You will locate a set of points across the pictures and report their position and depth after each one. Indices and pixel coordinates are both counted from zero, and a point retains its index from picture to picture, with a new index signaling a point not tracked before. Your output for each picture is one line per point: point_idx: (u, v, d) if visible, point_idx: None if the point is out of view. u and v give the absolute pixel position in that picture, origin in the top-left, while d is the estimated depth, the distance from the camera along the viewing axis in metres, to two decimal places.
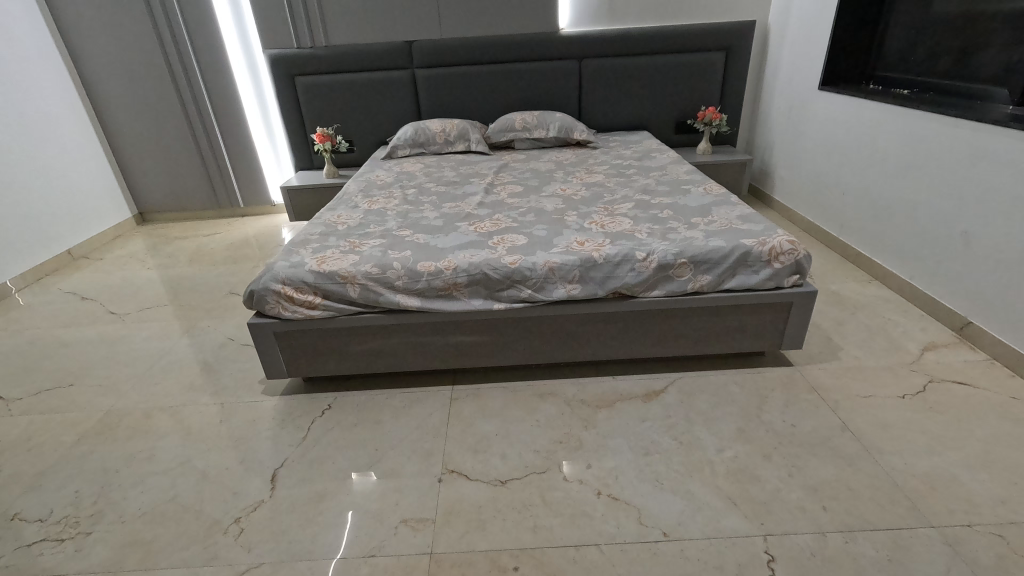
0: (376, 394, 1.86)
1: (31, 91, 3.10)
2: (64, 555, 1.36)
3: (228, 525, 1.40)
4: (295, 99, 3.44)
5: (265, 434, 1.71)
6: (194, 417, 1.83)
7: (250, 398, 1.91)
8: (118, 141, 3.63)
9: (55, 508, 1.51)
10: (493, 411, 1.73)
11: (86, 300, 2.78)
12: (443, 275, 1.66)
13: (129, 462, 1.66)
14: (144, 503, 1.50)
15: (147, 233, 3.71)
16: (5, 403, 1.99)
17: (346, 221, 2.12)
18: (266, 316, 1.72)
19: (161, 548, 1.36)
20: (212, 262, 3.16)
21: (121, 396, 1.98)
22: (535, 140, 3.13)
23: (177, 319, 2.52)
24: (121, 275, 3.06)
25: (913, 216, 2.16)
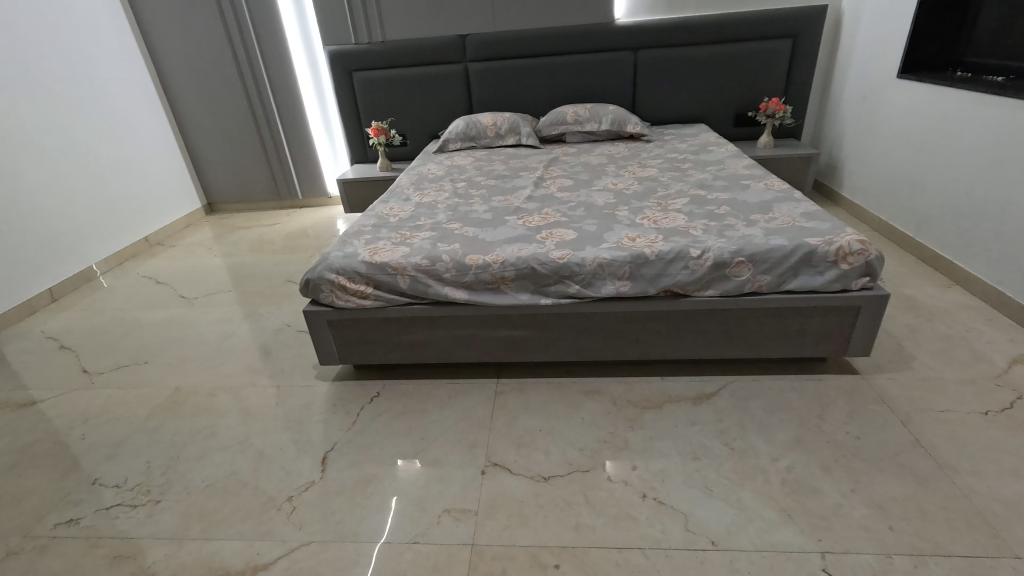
0: (423, 384, 1.89)
1: (117, 90, 3.35)
2: (136, 519, 1.47)
3: (282, 502, 1.47)
4: (352, 94, 3.54)
5: (317, 418, 1.78)
6: (253, 398, 1.93)
7: (305, 381, 1.99)
8: (190, 136, 3.86)
9: (129, 475, 1.63)
10: (538, 406, 1.73)
11: (160, 284, 2.98)
12: (491, 269, 1.66)
13: (194, 436, 1.77)
14: (207, 476, 1.59)
15: (215, 222, 3.93)
16: (89, 376, 2.16)
17: (397, 213, 2.16)
18: (320, 304, 1.79)
19: (221, 519, 1.44)
20: (272, 251, 3.32)
21: (188, 375, 2.12)
22: (586, 134, 3.08)
23: (239, 305, 2.66)
24: (191, 261, 3.26)
25: (985, 209, 2.05)
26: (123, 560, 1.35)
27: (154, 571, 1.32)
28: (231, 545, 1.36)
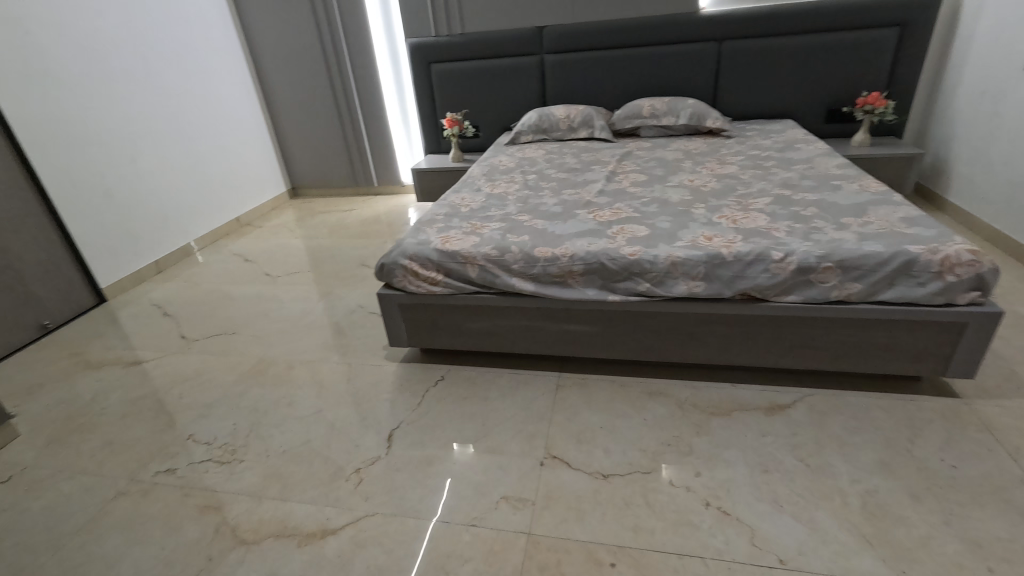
0: (486, 372, 1.92)
1: (219, 81, 3.63)
2: (223, 475, 1.61)
3: (350, 473, 1.55)
4: (429, 85, 3.63)
5: (384, 396, 1.86)
6: (327, 372, 2.05)
7: (374, 361, 2.09)
8: (280, 124, 4.12)
9: (218, 434, 1.78)
10: (600, 403, 1.71)
11: (248, 261, 3.21)
12: (559, 262, 1.66)
13: (274, 404, 1.90)
14: (285, 442, 1.71)
15: (297, 206, 4.19)
16: (186, 342, 2.38)
17: (469, 203, 2.20)
18: (393, 288, 1.86)
19: (296, 483, 1.55)
20: (348, 236, 3.48)
21: (270, 347, 2.28)
22: (662, 128, 2.99)
23: (317, 285, 2.82)
24: (276, 242, 3.49)
25: None
26: (210, 510, 1.48)
27: (237, 524, 1.44)
28: (304, 508, 1.46)
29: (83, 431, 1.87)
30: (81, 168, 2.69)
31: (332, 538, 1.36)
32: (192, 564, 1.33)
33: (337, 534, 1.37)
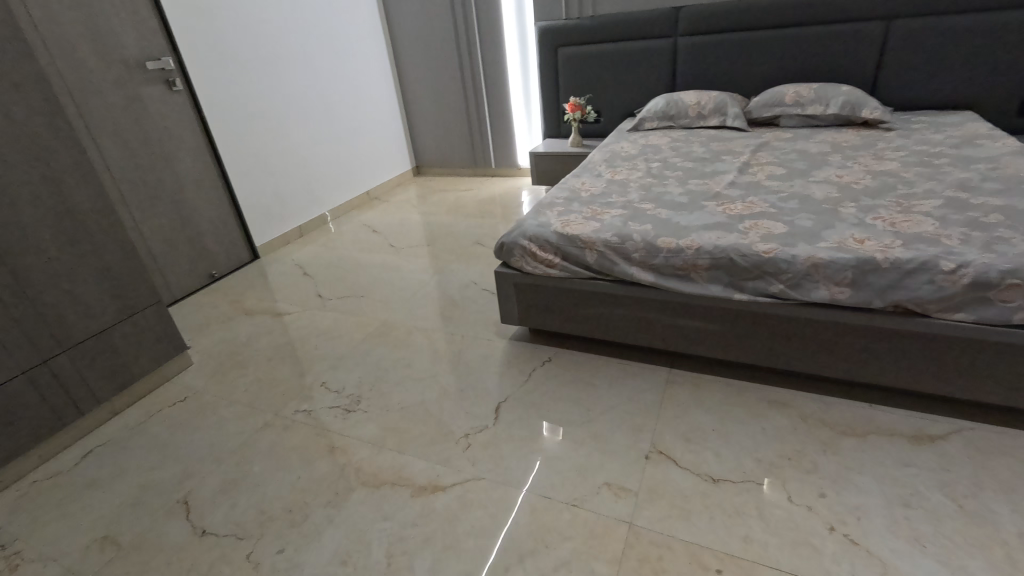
0: (593, 359, 1.92)
1: (363, 64, 3.93)
2: (349, 421, 1.79)
3: (459, 438, 1.65)
4: (554, 69, 3.63)
5: (494, 370, 1.94)
6: (442, 341, 2.18)
7: (486, 335, 2.18)
8: (411, 106, 4.37)
9: (346, 385, 1.98)
10: (713, 405, 1.63)
11: (375, 232, 3.48)
12: (683, 254, 1.59)
13: (394, 365, 2.06)
14: (402, 400, 1.86)
15: (420, 184, 4.45)
16: (322, 300, 2.66)
17: (589, 188, 2.19)
18: (510, 267, 1.91)
19: (411, 438, 1.68)
20: (465, 214, 3.63)
21: (392, 312, 2.47)
22: (807, 118, 2.72)
23: (435, 259, 2.99)
24: (400, 216, 3.74)
25: None
26: (338, 451, 1.66)
27: (360, 466, 1.59)
28: (417, 463, 1.58)
29: (240, 367, 2.17)
30: (247, 140, 3.08)
31: (442, 494, 1.46)
32: (323, 494, 1.51)
33: (446, 491, 1.47)
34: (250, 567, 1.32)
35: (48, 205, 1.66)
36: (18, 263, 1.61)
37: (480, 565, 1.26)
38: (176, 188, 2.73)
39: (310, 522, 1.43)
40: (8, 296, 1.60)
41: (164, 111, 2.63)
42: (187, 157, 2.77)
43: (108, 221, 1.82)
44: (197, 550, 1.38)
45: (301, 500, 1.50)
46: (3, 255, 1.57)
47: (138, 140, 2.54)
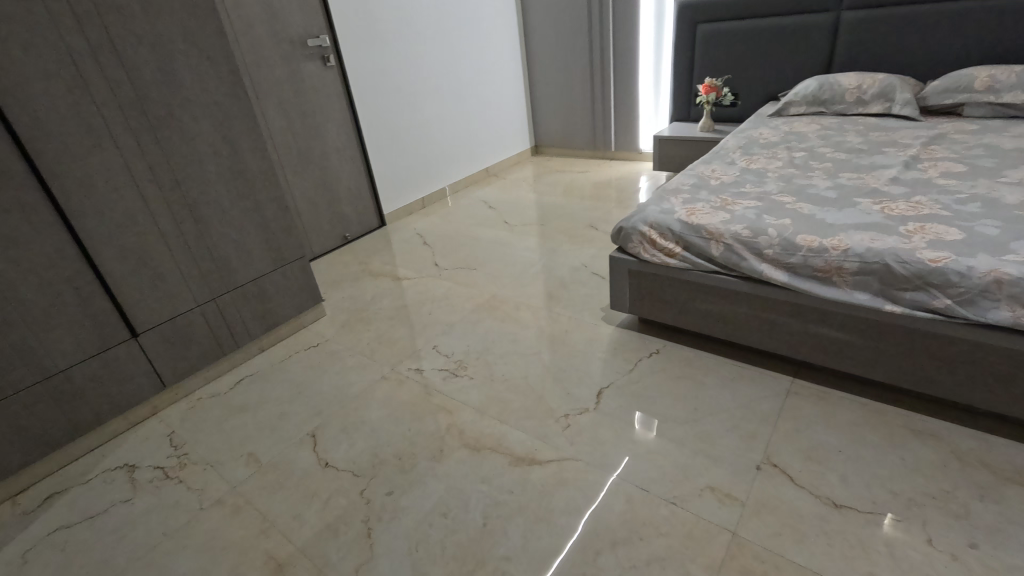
0: (706, 357, 1.82)
1: (494, 42, 4.00)
2: (456, 385, 1.88)
3: (559, 417, 1.67)
4: (691, 48, 3.42)
5: (599, 355, 1.93)
6: (549, 321, 2.20)
7: (593, 319, 2.16)
8: (536, 84, 4.38)
9: (456, 351, 2.08)
10: (841, 424, 1.48)
11: (491, 208, 3.58)
12: (826, 255, 1.44)
13: (501, 337, 2.13)
14: (507, 372, 1.92)
15: (537, 163, 4.47)
16: (438, 269, 2.81)
17: (720, 176, 2.05)
18: (626, 253, 1.86)
19: (512, 409, 1.73)
20: (580, 196, 3.60)
21: (503, 287, 2.54)
22: (1001, 107, 2.29)
23: (548, 239, 3.01)
24: (515, 194, 3.81)
25: None
26: (445, 411, 1.76)
27: (463, 428, 1.68)
28: (517, 434, 1.63)
29: (364, 323, 2.38)
30: (384, 114, 3.30)
31: (539, 468, 1.49)
32: (429, 449, 1.62)
33: (543, 466, 1.50)
34: (363, 502, 1.47)
35: (226, 165, 1.92)
36: (201, 213, 1.89)
37: (572, 543, 1.27)
38: (322, 156, 3.01)
39: (417, 472, 1.54)
40: (192, 240, 1.89)
41: (318, 85, 2.91)
42: (333, 128, 3.04)
43: (270, 182, 2.07)
44: (320, 478, 1.56)
45: (409, 451, 1.62)
46: (191, 205, 1.85)
47: (296, 111, 2.83)
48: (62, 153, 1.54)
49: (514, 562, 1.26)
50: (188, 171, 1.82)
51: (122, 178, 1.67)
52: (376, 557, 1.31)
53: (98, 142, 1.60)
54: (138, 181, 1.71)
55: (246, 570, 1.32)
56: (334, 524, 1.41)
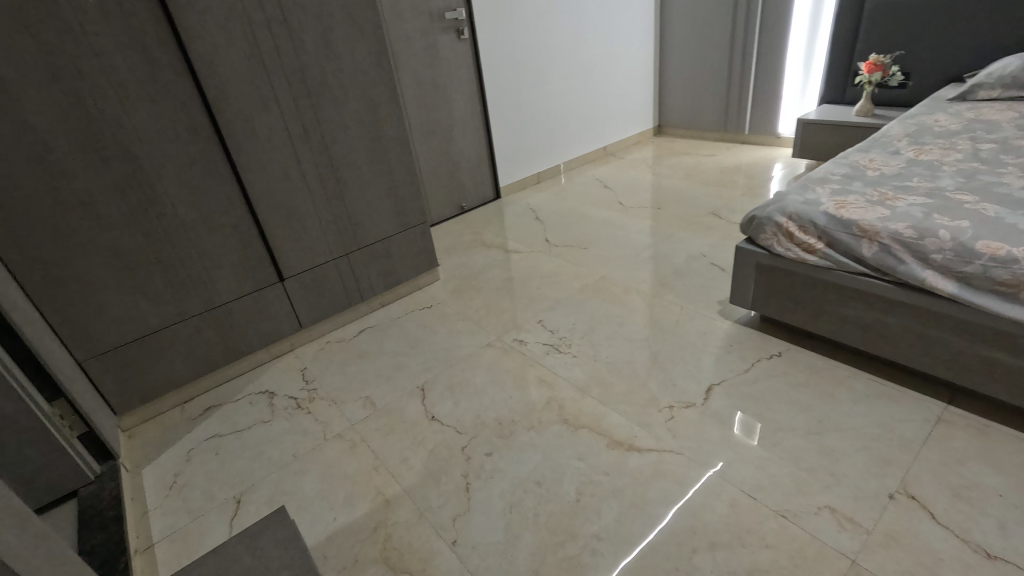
0: (837, 367, 1.65)
1: (627, 15, 3.83)
2: (559, 361, 1.90)
3: (663, 407, 1.62)
4: (857, 20, 3.01)
5: (711, 350, 1.83)
6: (659, 308, 2.12)
7: (707, 312, 2.05)
8: (667, 60, 4.14)
9: (561, 327, 2.09)
10: (1005, 465, 1.27)
11: (606, 188, 3.51)
12: (1015, 267, 1.23)
13: (608, 319, 2.10)
14: (611, 354, 1.89)
15: (659, 144, 4.27)
16: (549, 245, 2.82)
17: (879, 166, 1.81)
18: (755, 245, 1.73)
19: (614, 392, 1.71)
20: (703, 181, 3.39)
21: (613, 269, 2.49)
22: None
23: (664, 223, 2.88)
24: (633, 174, 3.68)
25: None
26: (546, 384, 1.79)
27: (563, 403, 1.70)
28: (617, 417, 1.61)
29: (474, 290, 2.48)
30: (509, 88, 3.33)
31: (637, 455, 1.47)
32: (528, 418, 1.65)
33: (642, 454, 1.47)
34: (464, 457, 1.55)
35: (367, 131, 2.07)
36: (342, 175, 2.06)
37: (667, 535, 1.25)
38: (448, 127, 3.13)
39: (515, 438, 1.59)
40: (333, 199, 2.07)
41: (451, 57, 3.00)
42: (461, 100, 3.14)
43: (403, 149, 2.20)
44: (427, 429, 1.67)
45: (509, 417, 1.67)
46: (335, 166, 2.03)
47: (428, 82, 2.96)
48: (238, 114, 1.76)
49: (605, 541, 1.26)
50: (335, 135, 1.99)
51: (282, 139, 1.87)
52: (472, 511, 1.38)
53: (265, 105, 1.80)
54: (294, 142, 1.90)
55: (358, 500, 1.46)
56: (436, 473, 1.51)
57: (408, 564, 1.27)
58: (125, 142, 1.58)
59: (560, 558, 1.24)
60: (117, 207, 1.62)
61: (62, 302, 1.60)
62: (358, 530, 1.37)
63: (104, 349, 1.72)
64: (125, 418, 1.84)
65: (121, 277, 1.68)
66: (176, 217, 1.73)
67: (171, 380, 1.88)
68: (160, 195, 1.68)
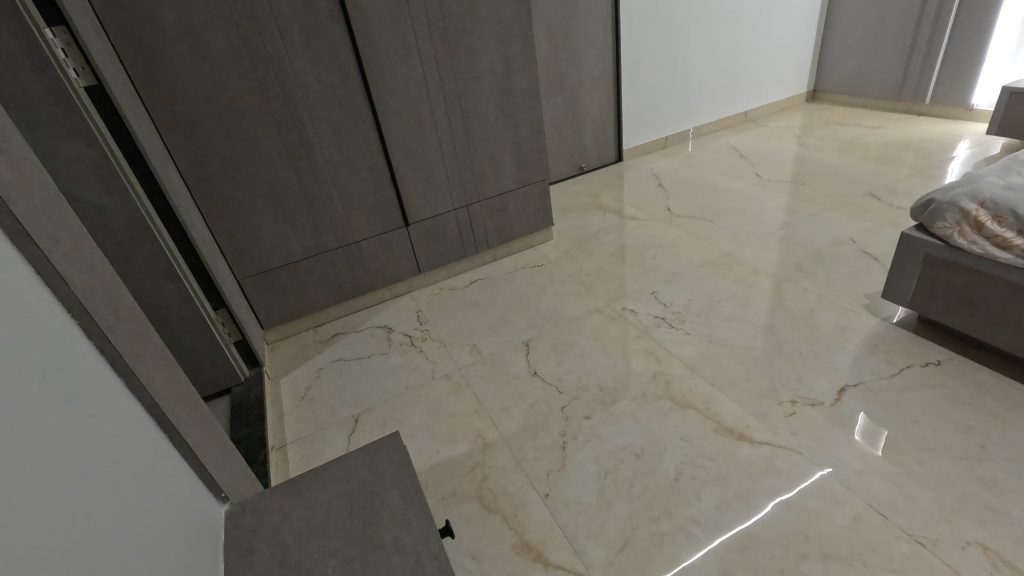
0: (1014, 389, 1.40)
1: None
2: (670, 336, 1.81)
3: (783, 401, 1.49)
4: None
5: (849, 347, 1.63)
6: (791, 293, 1.93)
7: (849, 305, 1.82)
8: (836, 13, 3.60)
9: (675, 301, 1.99)
10: None
11: (742, 157, 3.20)
12: None
13: (729, 299, 1.95)
14: (729, 336, 1.77)
15: (810, 112, 3.79)
16: (671, 214, 2.66)
17: None
18: (928, 234, 1.49)
19: (729, 376, 1.60)
20: (861, 157, 2.96)
21: (740, 246, 2.29)
22: None
23: (807, 201, 2.58)
24: (775, 144, 3.31)
25: None
26: (653, 358, 1.72)
27: (671, 380, 1.63)
28: (730, 403, 1.51)
29: (587, 253, 2.43)
30: (647, 42, 3.11)
31: (748, 446, 1.37)
32: (632, 390, 1.61)
33: (754, 445, 1.37)
34: (563, 417, 1.56)
35: (499, 83, 2.06)
36: (471, 126, 2.09)
37: (773, 534, 1.17)
38: (576, 82, 3.03)
39: (616, 407, 1.56)
40: (460, 150, 2.12)
41: (588, 7, 2.86)
42: (593, 55, 3.00)
43: (532, 102, 2.17)
44: (529, 384, 1.71)
45: (613, 385, 1.65)
46: (465, 117, 2.06)
47: (562, 35, 2.86)
48: (381, 61, 1.83)
49: (703, 527, 1.21)
50: (467, 86, 2.01)
51: (419, 87, 1.92)
52: (567, 470, 1.40)
53: (407, 53, 1.85)
54: (430, 91, 1.95)
55: (459, 439, 1.55)
56: (534, 427, 1.54)
57: (501, 507, 1.33)
58: (285, 85, 1.73)
59: (651, 533, 1.22)
60: (275, 144, 1.79)
61: (229, 225, 1.84)
62: (458, 466, 1.46)
63: (257, 271, 1.95)
64: (270, 333, 2.11)
65: (275, 208, 1.88)
66: (321, 157, 1.88)
67: (308, 306, 2.11)
68: (311, 136, 1.83)
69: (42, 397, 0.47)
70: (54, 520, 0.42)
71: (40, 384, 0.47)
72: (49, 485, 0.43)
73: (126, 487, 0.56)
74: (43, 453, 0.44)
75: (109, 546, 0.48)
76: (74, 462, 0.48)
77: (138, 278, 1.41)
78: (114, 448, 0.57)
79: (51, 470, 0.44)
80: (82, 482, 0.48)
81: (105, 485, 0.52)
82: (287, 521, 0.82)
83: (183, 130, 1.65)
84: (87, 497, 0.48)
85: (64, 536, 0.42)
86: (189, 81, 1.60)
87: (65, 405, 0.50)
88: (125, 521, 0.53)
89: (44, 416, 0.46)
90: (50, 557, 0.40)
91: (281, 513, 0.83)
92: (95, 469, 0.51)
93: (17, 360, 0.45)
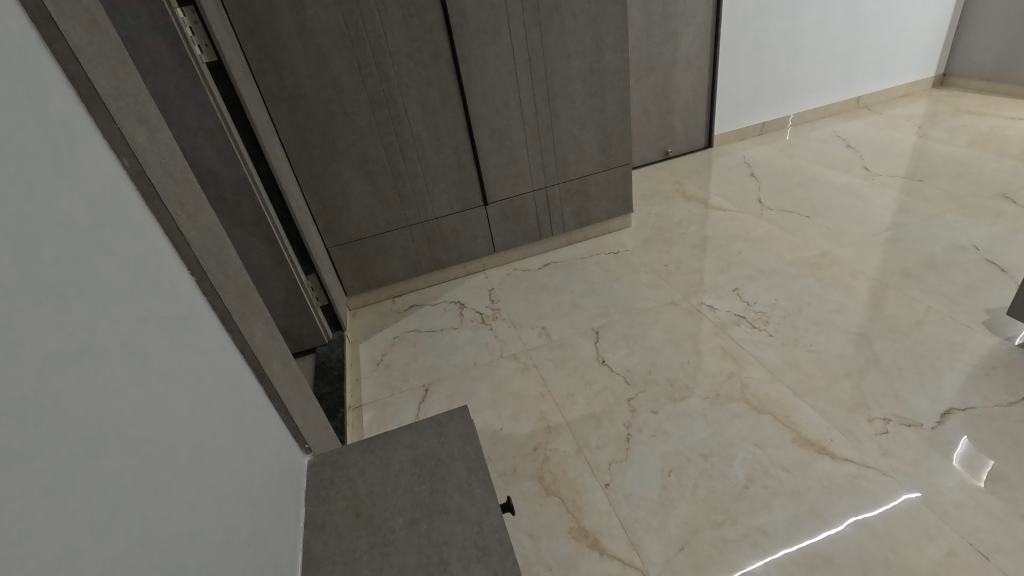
0: None
1: None
2: (751, 337, 1.72)
3: (874, 418, 1.37)
4: None
5: (958, 366, 1.47)
6: (895, 301, 1.76)
7: (964, 320, 1.63)
8: None
9: (760, 300, 1.87)
10: None
11: (849, 147, 2.92)
12: None
13: (822, 302, 1.81)
14: (817, 342, 1.65)
15: (938, 99, 3.37)
16: (761, 207, 2.50)
17: None
18: None
19: (813, 385, 1.50)
20: (997, 152, 2.60)
21: (839, 245, 2.11)
22: None
23: (925, 200, 2.31)
24: (891, 134, 2.99)
25: None
26: (730, 358, 1.65)
27: (747, 382, 1.55)
28: (812, 414, 1.42)
29: (667, 243, 2.34)
30: (751, 20, 2.90)
31: (829, 461, 1.29)
32: (704, 388, 1.56)
33: (835, 461, 1.28)
34: (628, 408, 1.54)
35: (589, 62, 2.01)
36: (557, 106, 2.06)
37: (847, 554, 1.10)
38: (669, 62, 2.90)
39: (685, 404, 1.52)
40: (544, 130, 2.09)
41: None
42: (690, 33, 2.85)
43: (621, 83, 2.10)
44: (596, 371, 1.69)
45: (684, 381, 1.59)
46: (550, 96, 2.03)
47: (658, 13, 2.73)
48: (472, 39, 1.83)
49: (770, 537, 1.16)
50: (557, 65, 1.98)
51: (508, 65, 1.92)
52: (628, 461, 1.39)
53: (498, 30, 1.85)
54: (518, 69, 1.94)
55: (524, 418, 1.57)
56: (599, 416, 1.53)
57: (560, 490, 1.34)
58: (380, 62, 1.78)
59: (714, 537, 1.19)
60: (368, 119, 1.86)
61: (322, 195, 1.95)
62: (520, 444, 1.49)
63: (345, 240, 2.07)
64: (352, 299, 2.24)
65: (364, 181, 1.97)
66: (409, 133, 1.94)
67: (387, 277, 2.21)
68: (401, 112, 1.89)
69: (141, 334, 0.49)
70: (151, 461, 0.44)
71: (139, 320, 0.49)
72: (149, 430, 0.46)
73: (210, 432, 0.58)
74: (138, 388, 0.45)
75: (202, 491, 0.51)
76: (176, 407, 0.51)
77: (243, 240, 1.55)
78: (204, 391, 0.59)
79: (146, 411, 0.46)
80: (170, 423, 0.49)
81: (198, 431, 0.54)
82: (362, 477, 0.88)
83: (288, 104, 1.77)
84: (183, 444, 0.50)
85: (163, 476, 0.45)
86: (296, 57, 1.70)
87: (162, 344, 0.52)
88: (212, 467, 0.55)
89: (142, 355, 0.48)
90: (146, 497, 0.42)
91: (357, 469, 0.89)
92: (190, 415, 0.54)
93: (119, 297, 0.47)
